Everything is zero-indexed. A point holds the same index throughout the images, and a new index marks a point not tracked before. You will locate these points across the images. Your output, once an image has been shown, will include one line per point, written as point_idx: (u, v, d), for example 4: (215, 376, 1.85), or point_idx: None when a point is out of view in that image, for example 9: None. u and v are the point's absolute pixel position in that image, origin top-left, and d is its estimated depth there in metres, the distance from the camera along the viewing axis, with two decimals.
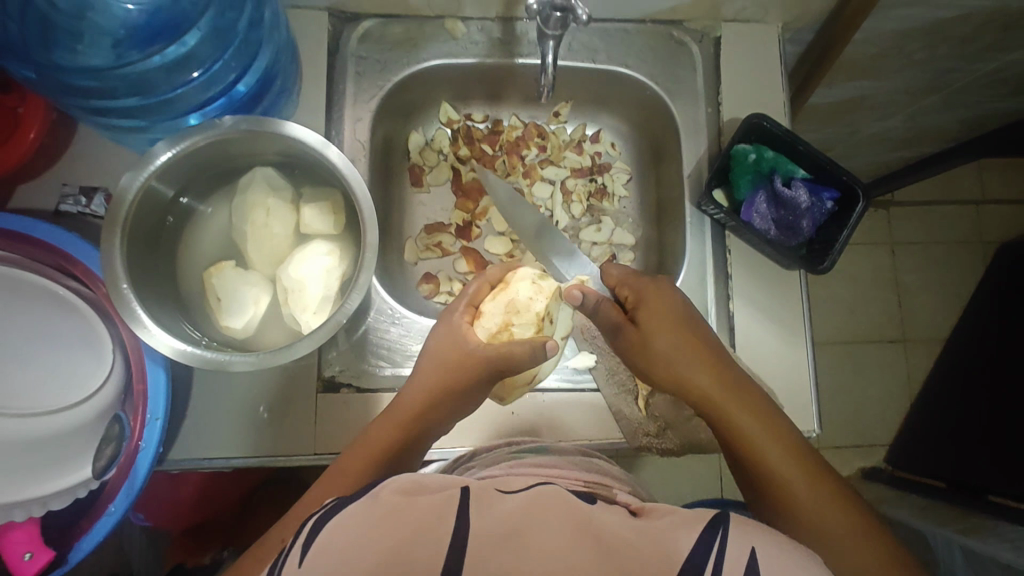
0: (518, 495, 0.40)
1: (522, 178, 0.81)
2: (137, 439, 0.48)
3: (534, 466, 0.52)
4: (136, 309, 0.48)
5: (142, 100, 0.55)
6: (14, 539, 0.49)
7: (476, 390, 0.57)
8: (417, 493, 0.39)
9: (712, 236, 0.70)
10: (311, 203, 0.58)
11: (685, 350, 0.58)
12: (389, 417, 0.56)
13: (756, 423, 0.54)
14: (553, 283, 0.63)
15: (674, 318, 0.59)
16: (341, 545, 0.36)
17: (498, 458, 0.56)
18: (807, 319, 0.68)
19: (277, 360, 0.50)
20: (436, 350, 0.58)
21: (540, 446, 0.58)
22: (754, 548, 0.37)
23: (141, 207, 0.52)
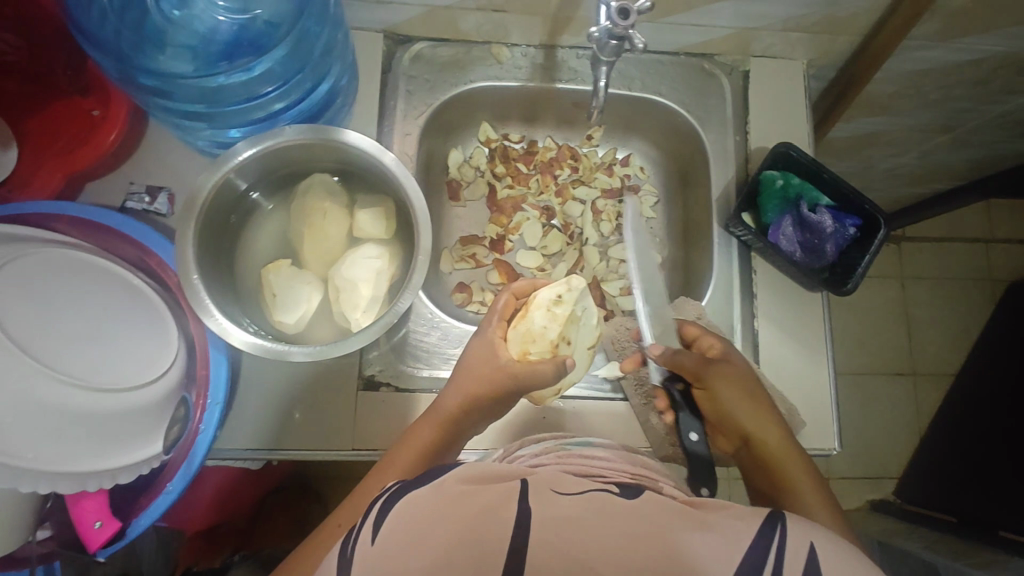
0: (574, 492, 0.43)
1: (554, 196, 0.85)
2: (197, 423, 0.51)
3: (588, 460, 0.56)
4: (204, 299, 0.51)
5: (208, 107, 0.59)
6: (86, 508, 0.52)
7: (515, 397, 0.60)
8: (479, 480, 0.42)
9: (738, 256, 0.73)
10: (365, 208, 0.62)
11: (739, 379, 0.63)
12: (429, 424, 0.58)
13: (784, 444, 0.61)
14: (574, 309, 0.60)
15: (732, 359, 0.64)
16: (408, 522, 0.39)
17: (548, 450, 0.60)
18: (828, 340, 0.71)
19: (334, 352, 0.53)
20: (469, 364, 0.60)
21: (584, 440, 0.62)
22: (812, 542, 0.39)
23: (213, 203, 0.55)
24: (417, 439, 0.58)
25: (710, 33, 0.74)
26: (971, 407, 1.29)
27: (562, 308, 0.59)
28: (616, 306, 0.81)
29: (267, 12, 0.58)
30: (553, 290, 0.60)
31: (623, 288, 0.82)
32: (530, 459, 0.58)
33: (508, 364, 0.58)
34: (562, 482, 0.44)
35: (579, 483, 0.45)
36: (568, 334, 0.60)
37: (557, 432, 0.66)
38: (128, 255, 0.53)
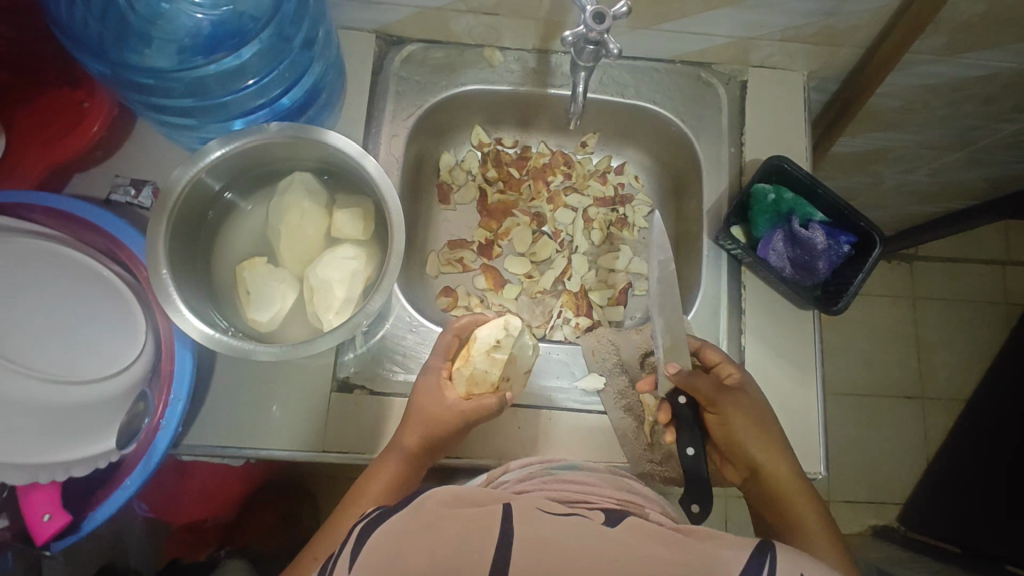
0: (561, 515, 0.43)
1: (545, 203, 0.84)
2: (158, 419, 0.51)
3: (571, 486, 0.54)
4: (171, 292, 0.51)
5: (196, 101, 0.58)
6: (34, 502, 0.50)
7: (455, 438, 0.61)
8: (463, 503, 0.42)
9: (727, 274, 0.71)
10: (343, 208, 0.61)
11: (753, 413, 0.61)
12: (396, 458, 0.59)
13: (794, 481, 0.60)
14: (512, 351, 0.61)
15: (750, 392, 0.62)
16: (389, 547, 0.38)
17: (532, 475, 0.58)
18: (819, 360, 0.69)
19: (302, 353, 0.52)
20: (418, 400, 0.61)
21: (570, 463, 0.60)
22: (802, 574, 0.39)
23: (188, 198, 0.55)
24: (390, 470, 0.59)
25: (706, 41, 0.73)
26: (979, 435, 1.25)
27: (500, 353, 0.60)
28: (604, 316, 0.80)
29: (247, 7, 0.58)
30: (491, 335, 0.60)
31: (612, 299, 0.81)
32: (512, 487, 0.56)
33: (454, 403, 0.59)
34: (543, 508, 0.43)
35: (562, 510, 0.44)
36: (508, 371, 0.61)
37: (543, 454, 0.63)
38: (96, 244, 0.53)
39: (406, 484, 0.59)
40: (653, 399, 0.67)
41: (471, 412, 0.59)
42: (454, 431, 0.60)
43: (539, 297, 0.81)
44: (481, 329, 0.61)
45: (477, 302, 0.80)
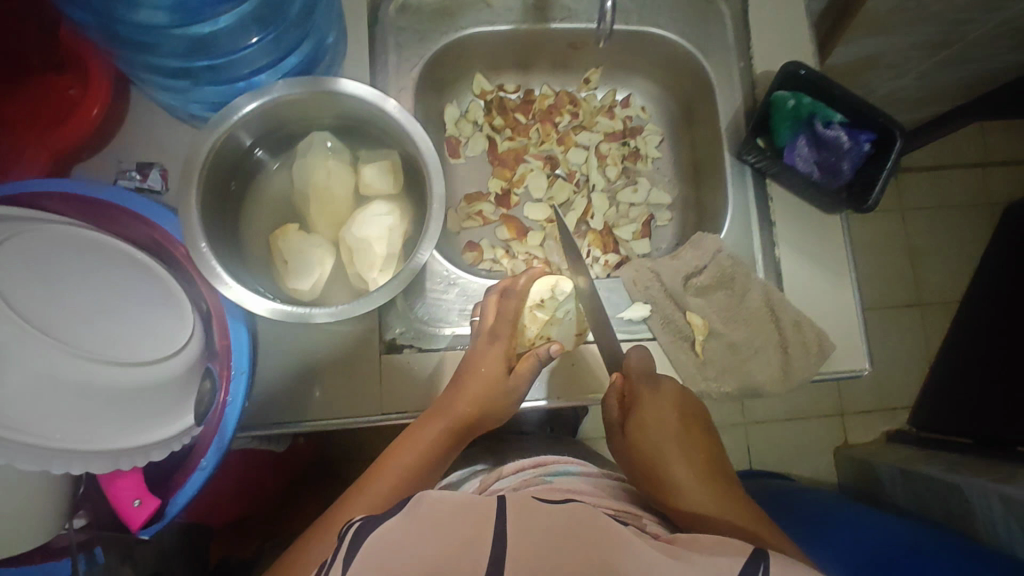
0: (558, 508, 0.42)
1: (556, 144, 0.83)
2: (223, 394, 0.49)
3: (568, 487, 0.55)
4: (212, 264, 0.49)
5: (197, 59, 0.56)
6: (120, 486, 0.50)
7: (499, 416, 0.61)
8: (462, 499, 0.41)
9: (753, 186, 0.71)
10: (370, 163, 0.59)
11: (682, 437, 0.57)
12: (425, 427, 0.58)
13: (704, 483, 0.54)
14: (553, 312, 0.65)
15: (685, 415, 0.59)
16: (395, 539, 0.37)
17: (526, 484, 0.59)
18: (853, 264, 0.68)
19: (357, 310, 0.51)
20: (469, 366, 0.60)
21: (566, 470, 0.62)
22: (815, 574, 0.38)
23: (213, 165, 0.53)
24: (421, 441, 0.58)
25: None
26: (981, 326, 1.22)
27: (542, 312, 0.65)
28: (631, 250, 0.80)
29: None
30: (540, 293, 0.66)
31: (636, 233, 0.81)
32: (507, 491, 0.58)
33: (511, 375, 0.60)
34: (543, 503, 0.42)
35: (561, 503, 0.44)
36: (550, 330, 0.65)
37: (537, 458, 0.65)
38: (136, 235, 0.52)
39: (411, 469, 0.57)
40: (701, 320, 0.68)
41: (521, 380, 0.60)
42: (507, 397, 0.60)
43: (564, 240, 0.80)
44: (534, 285, 0.66)
45: (503, 253, 0.79)
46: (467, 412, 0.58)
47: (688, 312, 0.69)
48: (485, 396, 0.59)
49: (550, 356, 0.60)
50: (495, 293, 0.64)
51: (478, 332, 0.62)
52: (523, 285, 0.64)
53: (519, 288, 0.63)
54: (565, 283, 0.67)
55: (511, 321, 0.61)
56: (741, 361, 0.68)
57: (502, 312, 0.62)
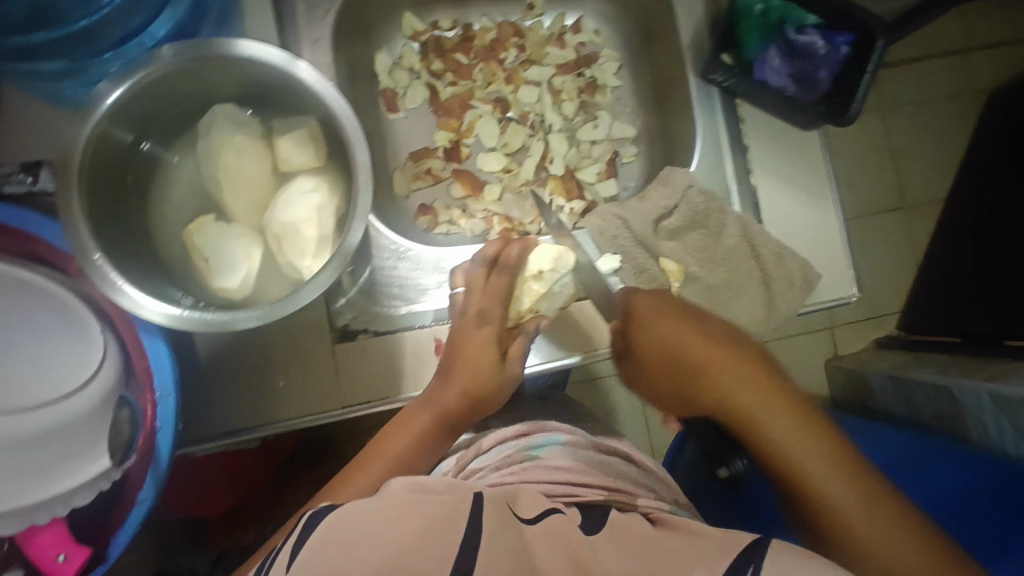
0: (535, 518, 0.41)
1: (504, 84, 0.75)
2: (151, 420, 0.44)
3: (554, 472, 0.51)
4: (109, 276, 0.42)
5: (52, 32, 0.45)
6: (43, 544, 0.44)
7: (500, 393, 0.57)
8: (428, 491, 0.42)
9: (722, 110, 0.65)
10: (285, 135, 0.52)
11: (692, 338, 0.53)
12: (410, 423, 0.55)
13: (797, 434, 0.48)
14: (552, 287, 0.58)
15: (676, 306, 0.55)
16: (348, 527, 0.38)
17: (509, 461, 0.55)
18: (834, 182, 0.63)
19: (289, 308, 0.45)
20: (460, 352, 0.54)
21: (552, 437, 0.57)
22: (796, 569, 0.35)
23: (95, 159, 0.45)
24: (410, 429, 0.55)
25: None
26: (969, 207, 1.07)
27: (539, 284, 0.58)
28: (597, 194, 0.73)
29: None
30: (538, 263, 0.58)
31: (601, 173, 0.74)
32: (490, 475, 0.54)
33: (506, 359, 0.56)
34: (519, 512, 0.42)
35: (538, 508, 0.43)
36: (543, 303, 0.59)
37: (520, 424, 0.61)
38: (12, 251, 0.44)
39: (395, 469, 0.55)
40: (674, 265, 0.64)
41: (518, 365, 0.56)
42: (501, 387, 0.56)
43: (524, 191, 0.74)
44: (532, 252, 0.59)
45: (459, 213, 0.72)
46: (456, 403, 0.54)
47: (659, 257, 0.64)
48: (479, 385, 0.54)
49: (540, 330, 0.58)
50: (481, 263, 0.58)
51: (461, 311, 0.56)
52: (517, 254, 0.57)
53: (512, 261, 0.57)
54: (569, 255, 0.59)
55: (501, 300, 0.56)
56: (722, 303, 0.63)
57: (489, 289, 0.56)
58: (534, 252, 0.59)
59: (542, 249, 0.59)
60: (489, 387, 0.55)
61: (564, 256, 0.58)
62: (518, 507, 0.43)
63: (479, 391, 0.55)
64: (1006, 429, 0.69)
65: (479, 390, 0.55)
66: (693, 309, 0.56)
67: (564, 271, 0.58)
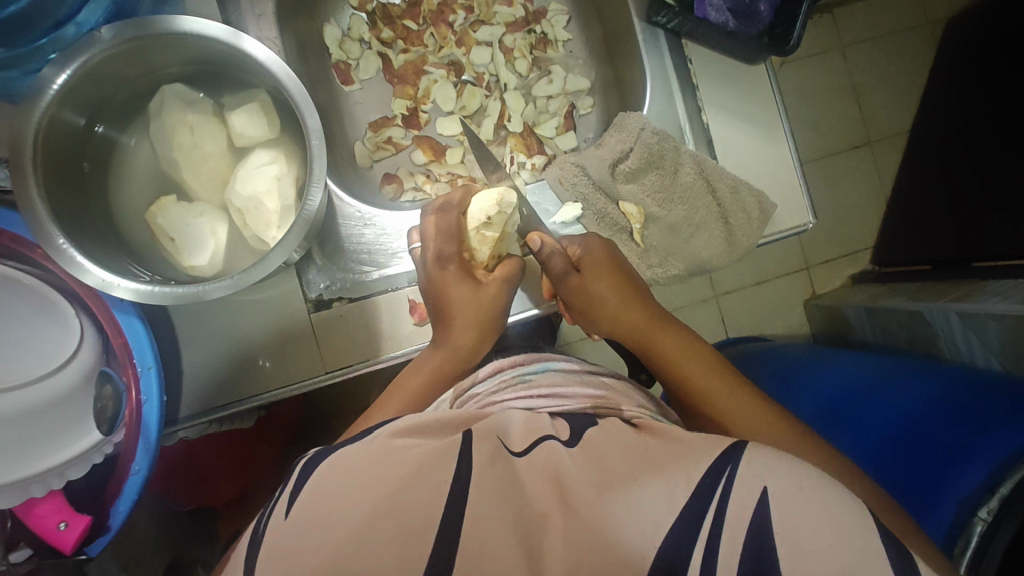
0: (525, 446, 0.41)
1: (456, 48, 0.75)
2: (134, 394, 0.45)
3: (547, 391, 0.50)
4: (75, 259, 0.43)
5: None
6: (43, 513, 0.46)
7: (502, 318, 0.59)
8: (423, 431, 0.43)
9: (670, 51, 0.66)
10: (237, 109, 0.52)
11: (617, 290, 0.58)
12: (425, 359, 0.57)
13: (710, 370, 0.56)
14: (506, 226, 0.58)
15: (618, 273, 0.59)
16: (337, 474, 0.39)
17: (505, 385, 0.53)
18: (783, 114, 0.64)
19: (256, 277, 0.46)
20: (443, 291, 0.56)
21: (544, 366, 0.56)
22: (765, 487, 0.36)
23: (48, 141, 0.45)
24: (422, 369, 0.56)
25: None
26: (933, 131, 1.06)
27: (491, 230, 0.58)
28: (557, 148, 0.75)
29: None
30: (483, 210, 0.58)
31: (560, 127, 0.75)
32: (483, 402, 0.51)
33: (486, 280, 0.58)
34: (510, 445, 0.42)
35: (528, 438, 0.42)
36: (503, 244, 0.60)
37: (514, 357, 0.59)
38: None
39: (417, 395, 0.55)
40: (634, 207, 0.66)
41: (500, 286, 0.58)
42: (495, 304, 0.57)
43: None
44: (472, 201, 0.59)
45: (424, 178, 0.73)
46: (472, 341, 0.57)
47: (620, 201, 0.66)
48: (471, 314, 0.56)
49: (518, 266, 0.60)
50: (432, 212, 0.59)
51: (422, 261, 0.58)
52: (461, 198, 0.59)
53: (455, 199, 0.59)
54: (510, 194, 0.58)
55: (460, 237, 0.58)
56: (685, 240, 0.66)
57: (444, 229, 0.57)
58: (476, 200, 0.59)
59: (497, 192, 0.59)
60: (479, 313, 0.56)
61: (507, 194, 0.58)
62: (507, 438, 0.42)
63: (476, 324, 0.56)
64: (976, 345, 0.73)
65: (477, 323, 0.57)
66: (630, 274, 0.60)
67: (512, 208, 0.58)
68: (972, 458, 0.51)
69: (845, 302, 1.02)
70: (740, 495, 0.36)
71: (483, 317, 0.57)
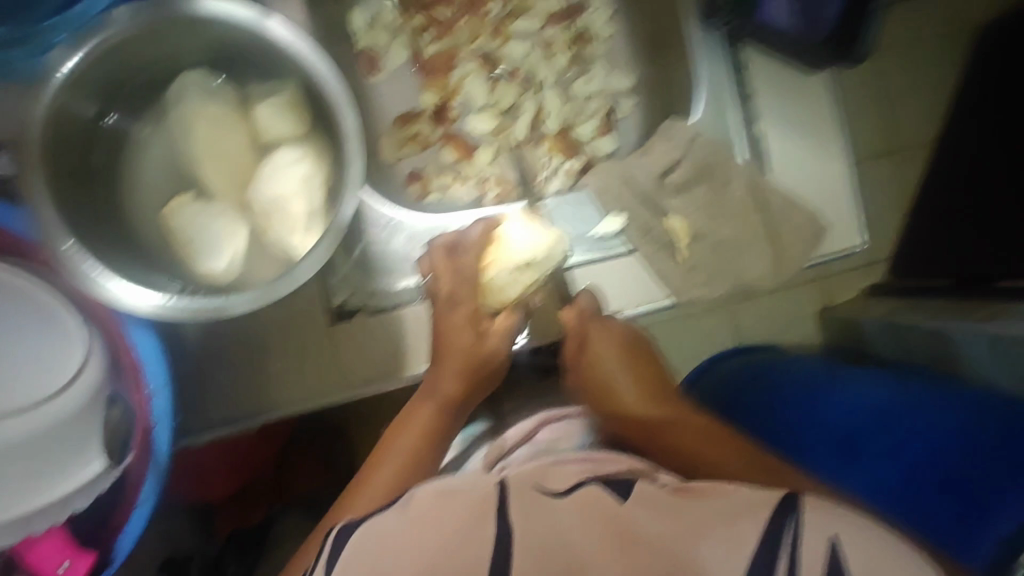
0: (565, 492, 0.39)
1: (491, 39, 0.70)
2: (147, 415, 0.43)
3: (578, 452, 0.47)
4: (87, 267, 0.39)
5: None
6: (42, 553, 0.41)
7: (494, 374, 0.55)
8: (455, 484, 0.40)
9: (724, 59, 0.61)
10: (263, 102, 0.48)
11: (628, 378, 0.53)
12: (420, 409, 0.53)
13: None
14: (540, 274, 0.54)
15: (642, 357, 0.55)
16: (370, 538, 0.37)
17: (539, 456, 0.50)
18: (841, 127, 0.60)
19: (283, 291, 0.42)
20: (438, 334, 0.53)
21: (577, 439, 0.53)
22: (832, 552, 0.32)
23: (56, 132, 0.41)
24: (416, 421, 0.53)
25: None
26: None
27: (528, 271, 0.54)
28: (594, 151, 0.70)
29: None
30: (526, 249, 0.53)
31: (597, 129, 0.71)
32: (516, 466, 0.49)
33: (487, 333, 0.54)
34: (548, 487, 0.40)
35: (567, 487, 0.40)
36: (529, 287, 0.54)
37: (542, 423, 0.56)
38: None
39: (429, 434, 0.53)
40: (680, 222, 0.60)
41: (501, 338, 0.53)
42: (495, 360, 0.54)
43: (518, 152, 0.70)
44: (517, 237, 0.54)
45: (452, 178, 0.68)
46: (456, 389, 0.52)
47: (664, 215, 0.61)
48: (460, 371, 0.52)
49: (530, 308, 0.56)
50: (440, 246, 0.54)
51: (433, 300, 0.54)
52: (490, 230, 0.54)
53: (478, 243, 0.53)
54: (558, 240, 0.55)
55: (477, 283, 0.53)
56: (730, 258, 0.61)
57: (457, 270, 0.53)
58: (517, 233, 0.54)
59: (547, 237, 0.54)
60: (469, 363, 0.52)
61: (556, 241, 0.54)
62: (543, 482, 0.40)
63: (462, 377, 0.52)
64: None
65: (463, 376, 0.52)
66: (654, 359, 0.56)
67: (552, 259, 0.54)
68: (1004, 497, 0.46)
69: (860, 310, 0.85)
70: (811, 554, 0.33)
71: (470, 370, 0.52)
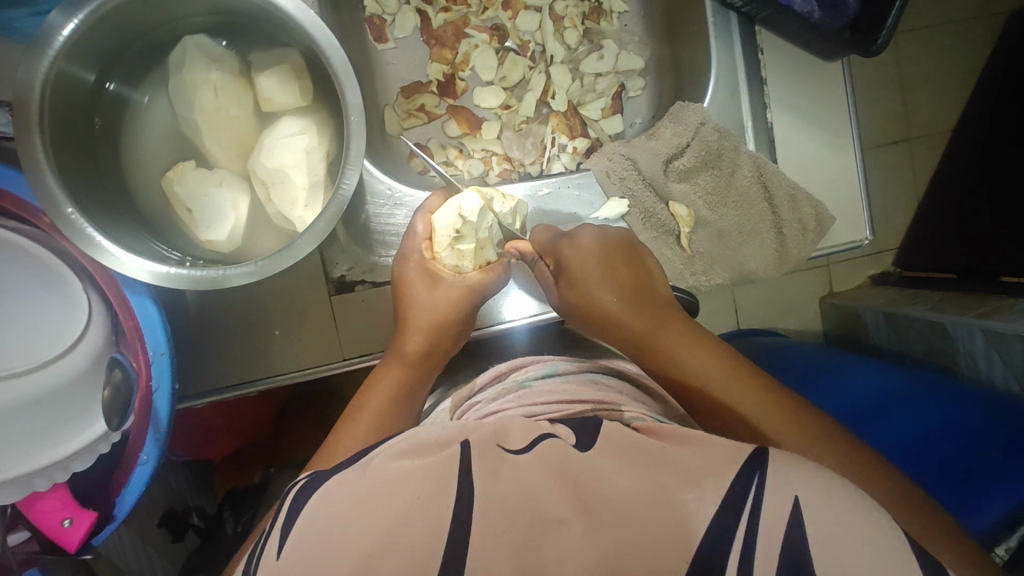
0: (525, 447, 0.38)
1: (502, 10, 0.68)
2: (146, 380, 0.43)
3: (546, 396, 0.48)
4: (87, 233, 0.39)
5: None
6: (46, 509, 0.44)
7: (466, 323, 0.56)
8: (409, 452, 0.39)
9: (741, 40, 0.60)
10: (265, 70, 0.47)
11: (609, 282, 0.51)
12: (383, 372, 0.54)
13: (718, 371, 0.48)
14: (480, 242, 0.55)
15: (623, 259, 0.53)
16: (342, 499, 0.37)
17: (505, 393, 0.51)
18: (854, 120, 0.59)
19: (282, 264, 0.42)
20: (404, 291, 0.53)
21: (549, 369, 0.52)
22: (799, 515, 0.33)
23: (56, 93, 0.40)
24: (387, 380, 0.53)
25: None
26: None
27: (465, 242, 0.54)
28: (602, 131, 0.69)
29: None
30: (451, 222, 0.53)
31: (606, 109, 0.70)
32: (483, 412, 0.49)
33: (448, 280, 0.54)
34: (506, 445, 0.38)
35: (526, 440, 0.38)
36: (486, 252, 0.55)
37: (511, 360, 0.56)
38: None
39: (402, 390, 0.54)
40: (685, 210, 0.61)
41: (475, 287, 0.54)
42: (463, 307, 0.54)
43: (524, 129, 0.69)
44: (436, 218, 0.54)
45: (456, 152, 0.67)
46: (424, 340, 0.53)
47: (670, 202, 0.61)
48: (428, 319, 0.53)
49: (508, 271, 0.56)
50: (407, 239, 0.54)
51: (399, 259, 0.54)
52: (425, 226, 0.54)
53: (419, 238, 0.54)
54: (470, 198, 0.53)
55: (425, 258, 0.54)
56: (735, 248, 0.61)
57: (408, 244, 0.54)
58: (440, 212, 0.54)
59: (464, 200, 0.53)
60: (441, 311, 0.54)
61: (468, 198, 0.53)
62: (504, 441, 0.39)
63: (433, 322, 0.53)
64: None
65: (434, 321, 0.53)
66: (635, 255, 0.54)
67: (489, 214, 0.54)
68: (991, 488, 0.47)
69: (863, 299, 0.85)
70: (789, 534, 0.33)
71: (438, 317, 0.54)
